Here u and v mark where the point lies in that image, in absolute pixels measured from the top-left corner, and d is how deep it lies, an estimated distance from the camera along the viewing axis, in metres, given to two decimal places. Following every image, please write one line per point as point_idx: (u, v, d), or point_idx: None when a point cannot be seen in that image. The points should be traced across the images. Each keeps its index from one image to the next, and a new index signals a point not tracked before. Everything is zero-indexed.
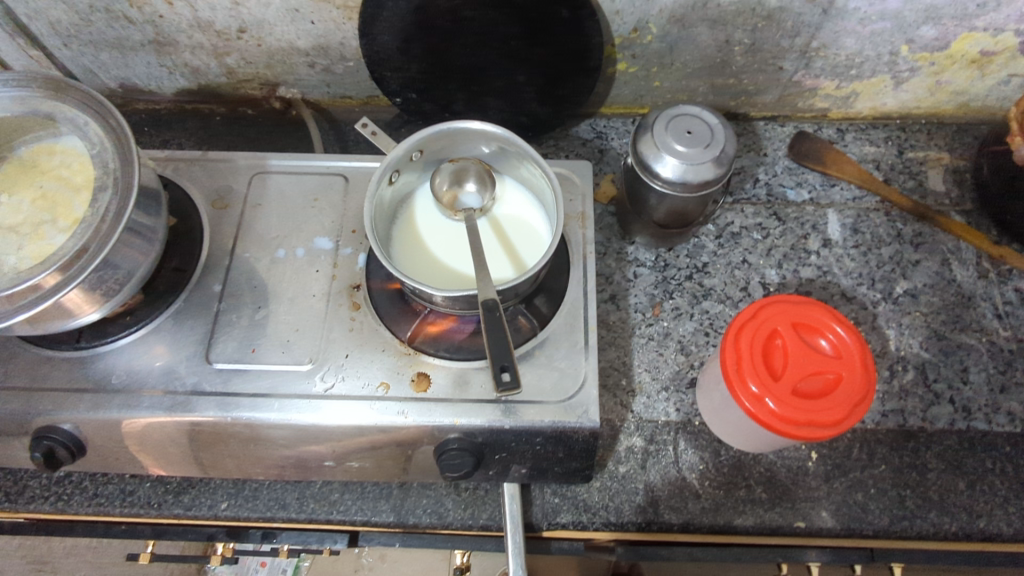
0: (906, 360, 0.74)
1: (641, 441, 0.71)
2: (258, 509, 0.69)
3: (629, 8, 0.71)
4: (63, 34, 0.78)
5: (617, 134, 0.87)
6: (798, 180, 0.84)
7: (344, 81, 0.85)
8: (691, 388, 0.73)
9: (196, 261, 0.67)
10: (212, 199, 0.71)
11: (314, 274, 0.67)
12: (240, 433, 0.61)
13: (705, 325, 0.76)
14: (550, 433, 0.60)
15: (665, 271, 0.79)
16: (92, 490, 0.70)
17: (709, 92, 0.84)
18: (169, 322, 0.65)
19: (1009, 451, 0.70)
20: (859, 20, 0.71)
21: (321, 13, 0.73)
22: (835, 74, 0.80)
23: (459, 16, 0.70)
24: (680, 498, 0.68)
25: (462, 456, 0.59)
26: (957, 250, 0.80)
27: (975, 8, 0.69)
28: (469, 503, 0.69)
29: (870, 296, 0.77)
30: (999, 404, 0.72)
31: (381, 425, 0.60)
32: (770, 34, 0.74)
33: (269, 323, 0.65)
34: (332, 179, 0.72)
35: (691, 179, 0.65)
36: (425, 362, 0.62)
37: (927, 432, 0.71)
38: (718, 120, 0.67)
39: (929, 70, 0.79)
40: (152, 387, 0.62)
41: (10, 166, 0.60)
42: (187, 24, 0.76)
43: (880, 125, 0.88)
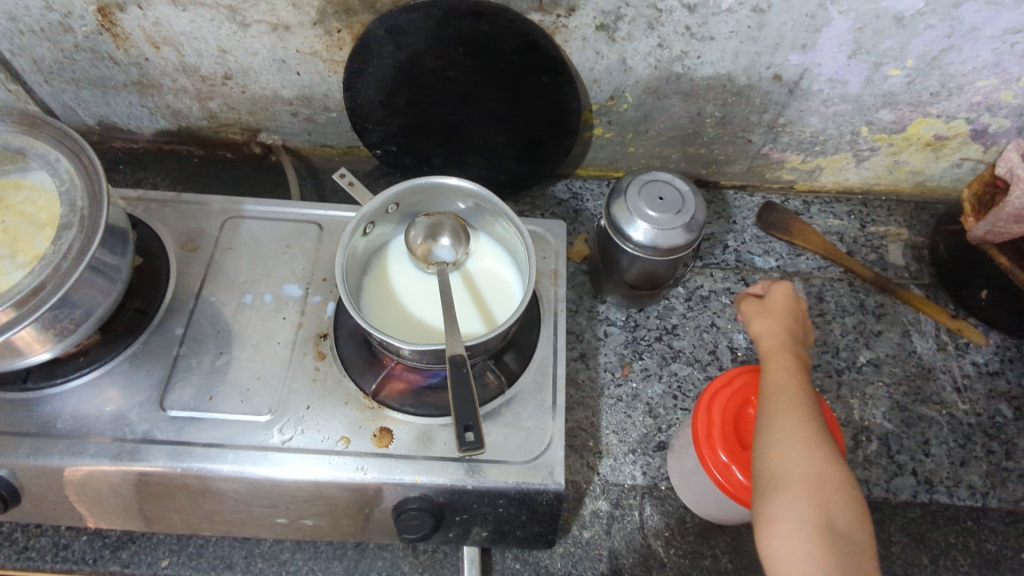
0: (870, 431, 0.75)
1: (607, 505, 0.69)
2: (201, 569, 0.65)
3: (606, 78, 0.74)
4: (45, 70, 0.78)
5: (592, 196, 0.89)
6: (765, 248, 0.87)
7: (326, 130, 0.85)
8: (658, 451, 0.72)
9: (159, 303, 0.66)
10: (182, 241, 0.70)
11: (281, 322, 0.66)
12: (189, 484, 0.59)
13: (673, 388, 0.76)
14: (514, 495, 0.59)
15: (635, 331, 0.80)
16: (23, 542, 0.66)
17: (682, 160, 0.87)
18: (124, 365, 0.63)
19: (970, 526, 0.70)
20: (823, 100, 0.75)
21: (308, 65, 0.75)
22: (800, 149, 0.83)
23: (442, 76, 0.72)
24: (644, 566, 0.67)
25: (421, 517, 0.57)
26: (917, 322, 0.82)
27: (930, 96, 0.73)
28: (426, 567, 0.66)
29: (834, 364, 0.79)
30: (960, 477, 0.73)
31: (340, 481, 0.58)
32: (739, 109, 0.77)
33: (230, 369, 0.63)
34: (306, 226, 0.72)
35: (662, 243, 0.67)
36: (389, 417, 0.61)
37: (891, 503, 0.71)
38: (688, 187, 0.69)
39: (888, 150, 0.83)
40: (99, 433, 0.59)
41: None
42: (172, 67, 0.76)
43: (843, 200, 0.91)
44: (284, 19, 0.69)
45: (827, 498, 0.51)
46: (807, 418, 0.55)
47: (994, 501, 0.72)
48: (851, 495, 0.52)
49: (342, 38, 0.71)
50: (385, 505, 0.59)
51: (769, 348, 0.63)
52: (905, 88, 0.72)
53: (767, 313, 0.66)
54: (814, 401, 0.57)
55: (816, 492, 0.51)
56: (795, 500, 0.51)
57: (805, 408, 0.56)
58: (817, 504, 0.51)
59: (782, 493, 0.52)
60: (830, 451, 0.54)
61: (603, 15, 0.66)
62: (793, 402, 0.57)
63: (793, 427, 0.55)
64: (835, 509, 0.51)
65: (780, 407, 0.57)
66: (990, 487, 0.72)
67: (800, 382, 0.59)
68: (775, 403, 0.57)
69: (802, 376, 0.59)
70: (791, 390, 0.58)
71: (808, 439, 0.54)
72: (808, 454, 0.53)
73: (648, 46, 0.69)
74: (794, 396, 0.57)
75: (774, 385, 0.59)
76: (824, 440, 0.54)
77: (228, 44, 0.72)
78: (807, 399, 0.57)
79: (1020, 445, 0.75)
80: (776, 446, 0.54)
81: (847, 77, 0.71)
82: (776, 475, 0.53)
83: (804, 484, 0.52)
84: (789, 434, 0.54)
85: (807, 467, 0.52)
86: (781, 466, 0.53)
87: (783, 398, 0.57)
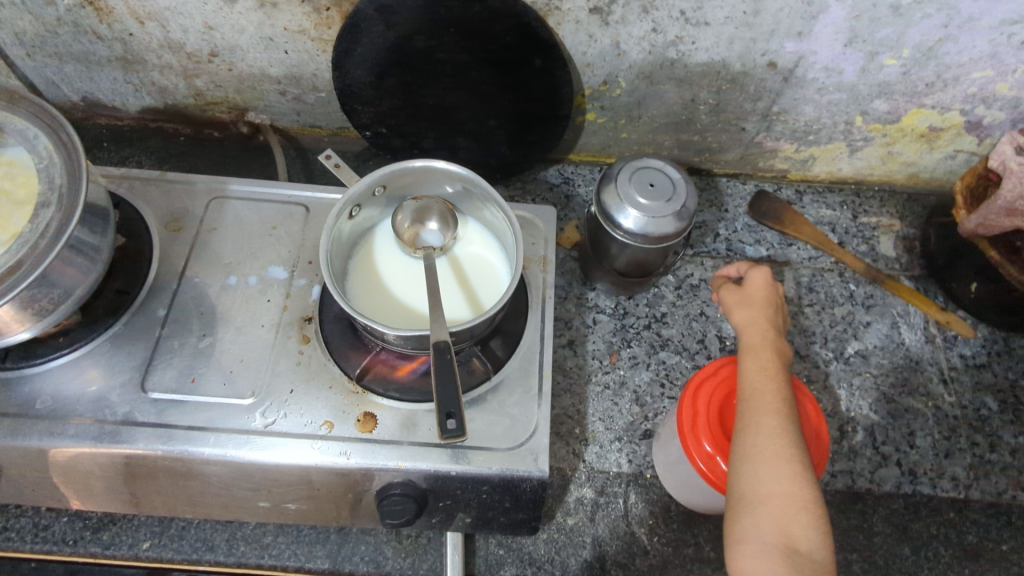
0: (856, 422, 0.75)
1: (591, 492, 0.70)
2: (183, 551, 0.65)
3: (599, 62, 0.73)
4: (27, 44, 0.76)
5: (584, 181, 0.89)
6: (756, 238, 0.86)
7: (315, 110, 0.84)
8: (644, 439, 0.72)
9: (141, 284, 0.65)
10: (165, 220, 0.69)
11: (265, 304, 0.65)
12: (171, 467, 0.58)
13: (661, 376, 0.76)
14: (498, 481, 0.58)
15: (624, 318, 0.79)
16: (3, 523, 0.65)
17: (675, 147, 0.86)
18: (105, 346, 0.62)
19: (952, 517, 0.71)
20: (818, 89, 0.74)
21: (296, 43, 0.73)
22: (794, 138, 0.83)
23: (432, 57, 0.71)
24: (628, 553, 0.67)
25: (404, 502, 0.57)
26: (906, 314, 0.82)
27: (925, 87, 0.72)
28: (409, 551, 0.66)
29: (822, 355, 0.79)
30: (943, 469, 0.73)
31: (323, 466, 0.57)
32: (733, 97, 0.76)
33: (213, 352, 0.62)
34: (292, 208, 0.71)
35: (652, 231, 0.66)
36: (373, 402, 0.60)
37: (874, 494, 0.71)
38: (680, 175, 0.68)
39: (882, 141, 0.82)
40: (80, 415, 0.58)
41: None
42: (157, 43, 0.75)
43: (836, 189, 0.91)
44: None
45: (792, 516, 0.52)
46: (783, 431, 0.55)
47: (976, 493, 0.72)
48: (818, 512, 0.52)
49: (330, 16, 0.69)
50: (368, 489, 0.59)
51: (750, 347, 0.62)
52: (901, 78, 0.72)
53: (748, 308, 0.65)
54: (791, 410, 0.57)
55: (783, 509, 0.52)
56: (763, 519, 0.52)
57: (779, 416, 0.56)
58: (782, 522, 0.52)
59: (754, 510, 0.53)
60: (803, 468, 0.54)
61: None
62: (771, 412, 0.56)
63: (768, 442, 0.54)
64: (800, 527, 0.52)
65: (757, 413, 0.56)
66: (973, 479, 0.73)
67: (779, 389, 0.58)
68: (752, 411, 0.57)
69: (781, 383, 0.59)
70: (769, 399, 0.57)
71: (782, 455, 0.54)
72: (781, 470, 0.53)
73: (642, 30, 0.68)
74: (773, 405, 0.57)
75: (752, 391, 0.58)
76: (799, 456, 0.54)
77: (214, 21, 0.71)
78: (785, 409, 0.57)
79: (1005, 438, 0.75)
80: (751, 461, 0.54)
81: (843, 65, 0.70)
82: (750, 492, 0.53)
83: (774, 503, 0.52)
84: (765, 449, 0.54)
85: (778, 486, 0.53)
86: (754, 482, 0.53)
87: (761, 405, 0.57)
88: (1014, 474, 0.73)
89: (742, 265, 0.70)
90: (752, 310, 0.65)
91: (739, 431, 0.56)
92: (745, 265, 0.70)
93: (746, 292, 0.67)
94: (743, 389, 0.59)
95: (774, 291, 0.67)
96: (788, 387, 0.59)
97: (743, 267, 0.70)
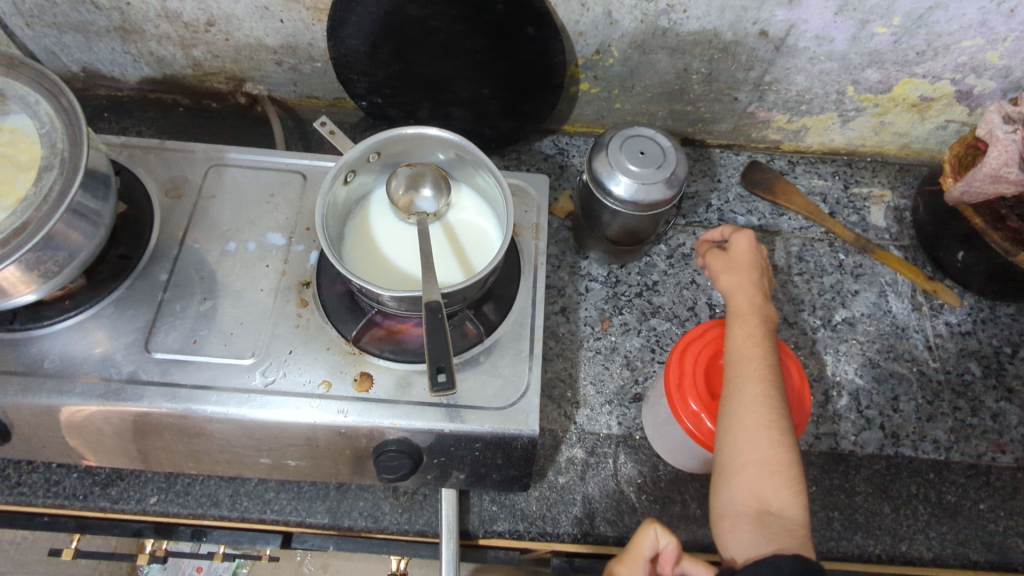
0: (841, 386, 0.77)
1: (582, 452, 0.72)
2: (188, 506, 0.67)
3: (592, 31, 0.74)
4: (26, 13, 0.77)
5: (578, 152, 0.89)
6: (748, 208, 0.87)
7: (312, 81, 0.85)
8: (634, 402, 0.74)
9: (143, 249, 0.67)
10: (166, 188, 0.70)
11: (264, 269, 0.67)
12: (174, 425, 0.60)
13: (652, 342, 0.77)
14: (489, 439, 0.61)
15: (616, 286, 0.81)
16: (15, 478, 0.67)
17: (668, 118, 0.87)
18: (110, 309, 0.64)
19: (932, 477, 0.73)
20: (809, 58, 0.75)
21: (291, 12, 0.74)
22: (786, 109, 0.83)
23: (427, 26, 0.71)
24: (617, 511, 0.69)
25: (399, 458, 0.59)
26: (893, 282, 0.83)
27: (915, 56, 0.73)
28: (406, 507, 0.69)
29: (810, 322, 0.80)
30: (925, 432, 0.75)
31: (321, 424, 0.60)
32: (726, 66, 0.77)
33: (214, 315, 0.64)
34: (289, 176, 0.72)
35: (642, 198, 0.68)
36: (369, 363, 0.62)
37: (857, 455, 0.74)
38: (670, 143, 0.69)
39: (873, 111, 0.83)
40: (86, 373, 0.60)
41: None
42: (154, 13, 0.75)
43: (828, 160, 0.92)
44: None
45: (767, 482, 0.55)
46: (766, 398, 0.57)
47: (957, 455, 0.74)
48: (792, 477, 0.55)
49: None
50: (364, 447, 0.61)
51: (737, 311, 0.63)
52: (891, 47, 0.72)
53: (734, 274, 0.66)
54: (774, 377, 0.58)
55: (757, 476, 0.55)
56: (739, 485, 0.55)
57: (761, 384, 0.57)
58: (756, 488, 0.55)
59: (730, 477, 0.56)
60: (781, 435, 0.56)
61: None
62: (754, 379, 0.57)
63: (749, 409, 0.56)
64: (774, 493, 0.54)
65: (740, 382, 0.58)
66: (954, 442, 0.75)
67: (763, 356, 0.59)
68: (736, 379, 0.58)
69: (766, 348, 0.60)
70: (752, 366, 0.58)
71: (761, 423, 0.55)
72: (759, 438, 0.55)
73: None
74: (755, 372, 0.58)
75: (737, 357, 0.59)
76: (778, 422, 0.56)
77: None
78: (767, 375, 0.58)
79: (987, 402, 0.77)
80: (731, 430, 0.56)
81: (833, 34, 0.71)
82: (728, 460, 0.56)
83: (750, 470, 0.55)
84: (745, 417, 0.56)
85: (756, 454, 0.55)
86: (732, 451, 0.56)
87: (745, 373, 0.58)
88: (994, 436, 0.75)
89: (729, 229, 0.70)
90: (738, 276, 0.66)
91: (723, 398, 0.58)
92: (731, 229, 0.70)
93: (731, 255, 0.68)
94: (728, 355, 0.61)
95: (758, 256, 0.67)
96: (772, 354, 0.60)
97: (726, 231, 0.71)
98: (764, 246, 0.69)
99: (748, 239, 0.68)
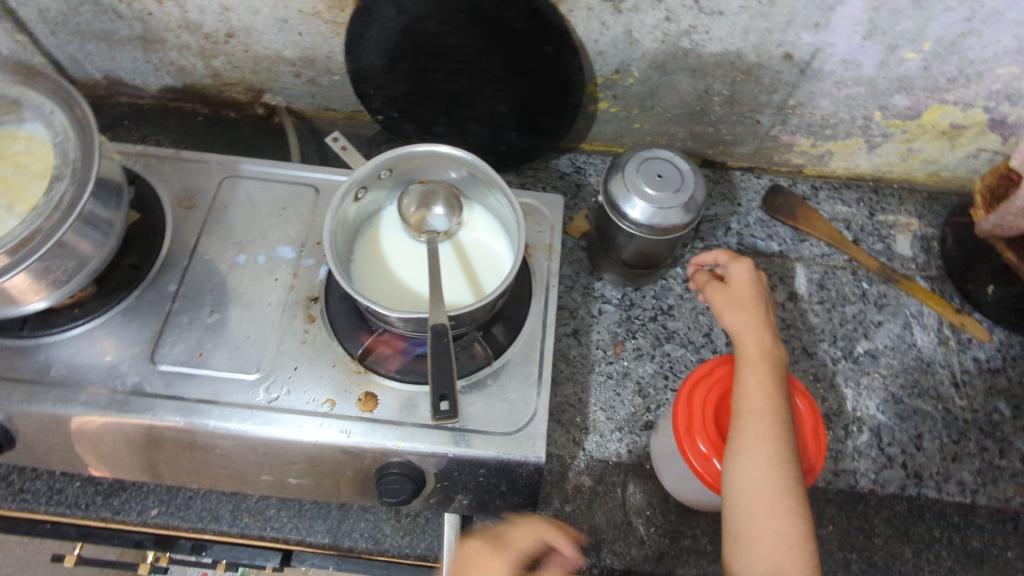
0: (862, 422, 0.74)
1: (590, 480, 0.70)
2: (189, 519, 0.67)
3: (612, 50, 0.72)
4: (51, 22, 0.77)
5: (595, 171, 0.88)
6: (769, 233, 0.85)
7: (329, 94, 0.85)
8: (645, 430, 0.72)
9: (153, 259, 0.66)
10: (179, 198, 0.70)
11: (272, 283, 0.67)
12: (176, 438, 0.60)
13: (665, 368, 0.75)
14: (494, 465, 0.59)
15: (630, 310, 0.79)
16: (19, 485, 0.67)
17: (688, 139, 0.85)
18: (117, 319, 0.64)
19: (956, 521, 0.70)
20: (835, 83, 0.73)
21: (310, 26, 0.73)
22: (811, 133, 0.81)
23: (444, 42, 0.71)
24: (624, 543, 0.67)
25: (402, 482, 0.58)
26: (919, 314, 0.81)
27: (947, 82, 0.71)
28: (408, 531, 0.67)
29: (830, 354, 0.78)
30: (950, 473, 0.72)
31: (324, 443, 0.59)
32: (748, 88, 0.75)
33: (221, 328, 0.64)
34: (302, 189, 0.72)
35: (658, 223, 0.66)
36: (374, 382, 0.61)
37: (877, 495, 0.71)
38: (689, 166, 0.68)
39: (901, 137, 0.80)
40: (90, 383, 0.60)
41: None
42: (176, 23, 0.76)
43: (853, 186, 0.89)
44: None
45: (784, 554, 0.53)
46: (779, 459, 0.55)
47: (983, 499, 0.71)
48: (808, 546, 0.54)
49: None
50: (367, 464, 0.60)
51: (747, 357, 0.61)
52: (922, 73, 0.70)
53: (739, 313, 0.65)
54: (787, 433, 0.56)
55: (774, 548, 0.54)
56: (755, 557, 0.54)
57: (774, 446, 0.55)
58: (772, 561, 0.53)
59: (747, 548, 0.55)
60: (795, 501, 0.54)
61: None
62: (767, 439, 0.55)
63: (762, 476, 0.54)
64: (791, 565, 0.53)
65: (754, 443, 0.55)
66: (980, 484, 0.71)
67: (775, 410, 0.57)
68: (748, 437, 0.56)
69: (778, 401, 0.58)
70: (765, 423, 0.56)
71: (777, 491, 0.54)
72: (774, 507, 0.54)
73: (655, 19, 0.67)
74: (768, 429, 0.56)
75: (749, 411, 0.57)
76: (792, 488, 0.55)
77: (230, 2, 0.71)
78: (780, 434, 0.56)
79: (1016, 444, 0.73)
80: (743, 493, 0.54)
81: (861, 59, 0.69)
82: (743, 530, 0.55)
83: (767, 541, 0.54)
84: (760, 485, 0.54)
85: (772, 525, 0.54)
86: (748, 522, 0.54)
87: (756, 429, 0.56)
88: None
89: (728, 254, 0.69)
90: (745, 316, 0.64)
91: (733, 453, 0.56)
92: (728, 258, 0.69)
93: (736, 293, 0.66)
94: (739, 407, 0.58)
95: (759, 289, 0.67)
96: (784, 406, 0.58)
97: (720, 258, 0.70)
98: (763, 276, 0.68)
99: (745, 271, 0.67)
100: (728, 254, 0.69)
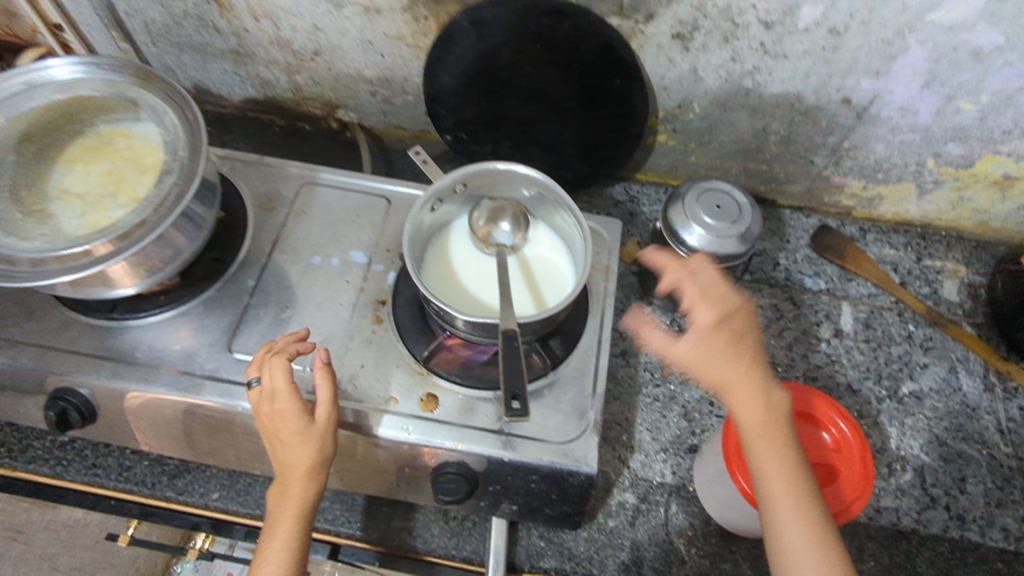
0: (905, 461, 0.75)
1: (633, 498, 0.71)
2: (247, 505, 0.70)
3: (676, 86, 0.76)
4: (154, 33, 0.84)
5: (648, 201, 0.91)
6: (816, 270, 0.87)
7: (401, 113, 0.89)
8: (689, 453, 0.74)
9: (235, 255, 0.71)
10: (261, 201, 0.75)
11: (344, 284, 0.70)
12: (246, 424, 0.63)
13: (711, 395, 0.77)
14: (546, 472, 0.61)
15: (678, 335, 0.81)
16: (92, 459, 0.72)
17: (742, 175, 0.88)
18: (199, 308, 0.68)
19: (1000, 567, 0.69)
20: (891, 128, 0.75)
21: (392, 48, 0.79)
22: (863, 176, 0.84)
23: (517, 70, 0.75)
24: (666, 562, 0.68)
25: (456, 481, 0.61)
26: (965, 359, 0.81)
27: (1001, 134, 0.73)
28: (455, 532, 0.70)
29: (875, 392, 0.79)
30: (995, 518, 0.72)
31: (386, 438, 0.62)
32: (805, 129, 0.78)
33: (294, 323, 0.67)
34: (375, 199, 0.76)
35: (714, 250, 0.69)
36: (436, 384, 0.64)
37: (919, 534, 0.71)
38: (747, 200, 0.71)
39: (952, 185, 0.82)
40: (171, 366, 0.64)
41: (79, 143, 0.62)
42: (268, 40, 0.81)
43: (901, 230, 0.91)
44: (377, 3, 0.73)
45: None
46: (803, 513, 0.53)
47: None
48: None
49: (428, 25, 0.74)
50: (293, 484, 0.56)
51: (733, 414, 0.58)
52: (977, 123, 0.72)
53: (709, 360, 0.58)
54: (802, 484, 0.54)
55: None
56: None
57: (795, 502, 0.54)
58: None
59: None
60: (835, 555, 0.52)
61: (680, 25, 0.68)
62: (785, 496, 0.54)
63: (790, 533, 0.53)
64: None
65: (774, 505, 0.54)
66: None
67: (787, 462, 0.55)
68: (768, 498, 0.54)
69: (790, 451, 0.56)
70: (778, 480, 0.54)
71: (807, 546, 0.53)
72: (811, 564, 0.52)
73: (721, 58, 0.71)
74: (784, 486, 0.54)
75: (761, 469, 0.55)
76: (829, 541, 0.53)
77: (322, 23, 0.77)
78: (795, 486, 0.54)
79: None
80: (779, 555, 0.53)
81: (918, 106, 0.72)
82: None
83: None
84: (789, 543, 0.53)
85: None
86: None
87: (772, 488, 0.54)
88: None
89: (683, 281, 0.62)
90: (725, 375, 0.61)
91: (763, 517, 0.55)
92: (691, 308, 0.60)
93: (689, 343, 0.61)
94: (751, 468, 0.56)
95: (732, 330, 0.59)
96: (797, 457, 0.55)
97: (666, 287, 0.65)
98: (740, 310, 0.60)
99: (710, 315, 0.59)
100: (673, 261, 0.64)
